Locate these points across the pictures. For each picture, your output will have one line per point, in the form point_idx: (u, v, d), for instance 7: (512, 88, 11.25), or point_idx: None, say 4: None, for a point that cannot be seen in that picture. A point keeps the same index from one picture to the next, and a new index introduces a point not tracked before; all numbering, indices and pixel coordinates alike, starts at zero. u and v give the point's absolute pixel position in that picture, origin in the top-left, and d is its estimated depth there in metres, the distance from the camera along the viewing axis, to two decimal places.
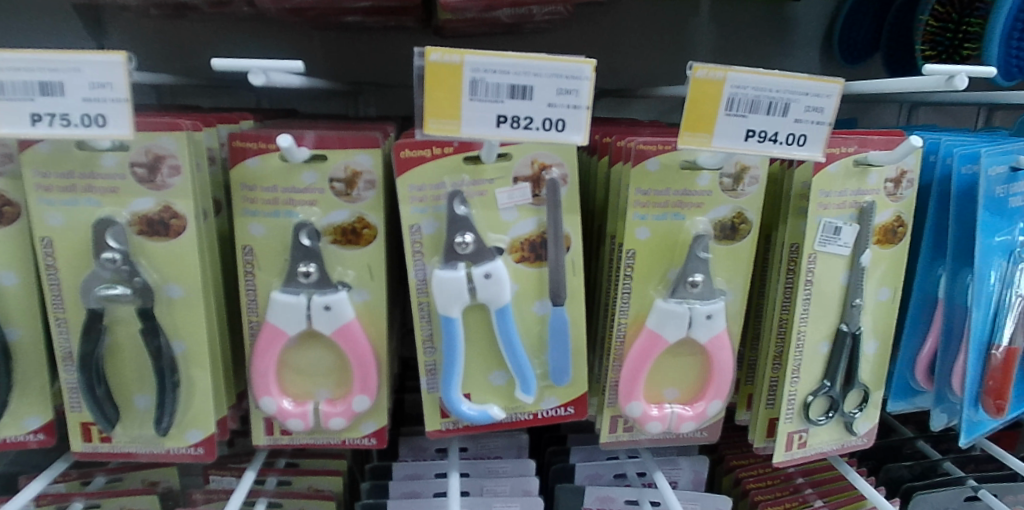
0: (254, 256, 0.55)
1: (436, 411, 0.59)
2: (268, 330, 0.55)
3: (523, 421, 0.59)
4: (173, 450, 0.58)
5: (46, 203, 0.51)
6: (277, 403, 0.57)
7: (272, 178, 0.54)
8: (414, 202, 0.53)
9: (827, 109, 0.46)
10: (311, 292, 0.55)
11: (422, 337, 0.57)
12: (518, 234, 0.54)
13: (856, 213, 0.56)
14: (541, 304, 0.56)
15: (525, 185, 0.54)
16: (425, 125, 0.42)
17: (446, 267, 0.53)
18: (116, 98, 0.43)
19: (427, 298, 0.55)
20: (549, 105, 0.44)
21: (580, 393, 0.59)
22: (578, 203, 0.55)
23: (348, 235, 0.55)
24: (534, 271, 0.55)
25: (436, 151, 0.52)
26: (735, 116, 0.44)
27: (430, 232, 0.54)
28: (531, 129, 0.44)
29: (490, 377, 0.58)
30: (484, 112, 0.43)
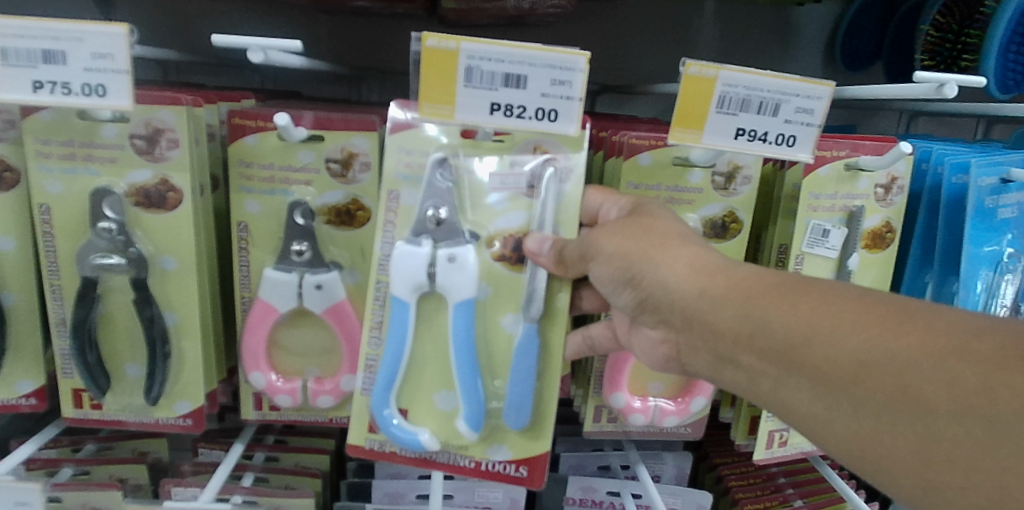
0: (249, 232, 0.56)
1: (363, 424, 0.54)
2: (259, 306, 0.56)
3: (463, 468, 0.55)
4: (162, 420, 0.58)
5: (46, 170, 0.52)
6: (266, 379, 0.57)
7: (270, 156, 0.54)
8: (401, 165, 0.51)
9: (817, 111, 0.46)
10: (303, 270, 0.56)
11: (370, 323, 0.53)
12: (503, 227, 0.53)
13: (844, 216, 0.57)
14: (513, 321, 0.53)
15: (521, 172, 0.52)
16: (420, 109, 0.44)
17: (412, 241, 0.51)
18: (115, 69, 0.44)
19: (384, 278, 0.53)
20: (542, 95, 0.44)
21: (538, 453, 0.54)
22: (578, 199, 0.52)
23: (341, 217, 0.56)
24: (513, 275, 0.53)
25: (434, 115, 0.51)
26: (725, 114, 0.45)
27: (407, 203, 0.52)
28: (523, 118, 0.44)
29: (438, 398, 0.55)
30: (478, 99, 0.43)
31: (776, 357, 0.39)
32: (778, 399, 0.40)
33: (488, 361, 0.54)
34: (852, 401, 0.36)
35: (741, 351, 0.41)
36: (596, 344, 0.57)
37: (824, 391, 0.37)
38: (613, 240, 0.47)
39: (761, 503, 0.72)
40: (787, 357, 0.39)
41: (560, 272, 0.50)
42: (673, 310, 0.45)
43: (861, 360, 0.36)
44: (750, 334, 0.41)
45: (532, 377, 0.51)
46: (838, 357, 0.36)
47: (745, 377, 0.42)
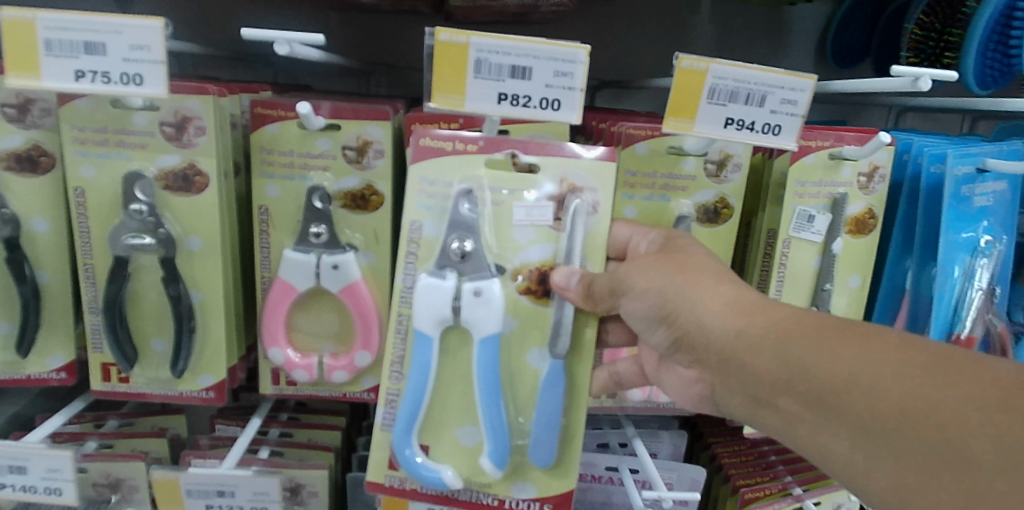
0: (269, 216, 0.60)
1: (383, 462, 0.57)
2: (278, 285, 0.59)
3: (485, 504, 0.58)
4: (186, 393, 0.62)
5: (81, 155, 0.56)
6: (285, 354, 0.60)
7: (290, 143, 0.58)
8: (423, 198, 0.55)
9: (801, 103, 0.50)
10: (320, 252, 0.59)
11: (392, 357, 0.56)
12: (528, 259, 0.56)
13: (829, 202, 0.61)
14: (537, 356, 0.57)
15: (548, 204, 0.55)
16: (433, 99, 0.47)
17: (436, 273, 0.55)
18: (152, 60, 0.47)
19: (407, 311, 0.56)
20: (546, 85, 0.48)
21: (564, 491, 0.57)
22: (604, 231, 0.56)
23: (357, 201, 0.60)
24: (539, 308, 0.56)
25: (458, 146, 0.55)
26: (716, 104, 0.49)
27: (429, 234, 0.55)
28: (529, 107, 0.48)
29: (461, 435, 0.58)
30: (486, 89, 0.47)
31: (802, 392, 0.43)
32: (802, 432, 0.44)
33: (513, 395, 0.58)
34: (878, 435, 0.39)
35: (779, 395, 0.44)
36: (622, 379, 0.64)
37: (854, 429, 0.40)
38: (646, 277, 0.51)
39: (752, 477, 0.75)
40: (829, 403, 0.41)
41: (589, 307, 0.53)
42: (697, 341, 0.48)
43: (903, 409, 0.38)
44: (774, 368, 0.44)
45: (559, 413, 0.54)
46: (879, 407, 0.39)
47: (782, 421, 0.45)
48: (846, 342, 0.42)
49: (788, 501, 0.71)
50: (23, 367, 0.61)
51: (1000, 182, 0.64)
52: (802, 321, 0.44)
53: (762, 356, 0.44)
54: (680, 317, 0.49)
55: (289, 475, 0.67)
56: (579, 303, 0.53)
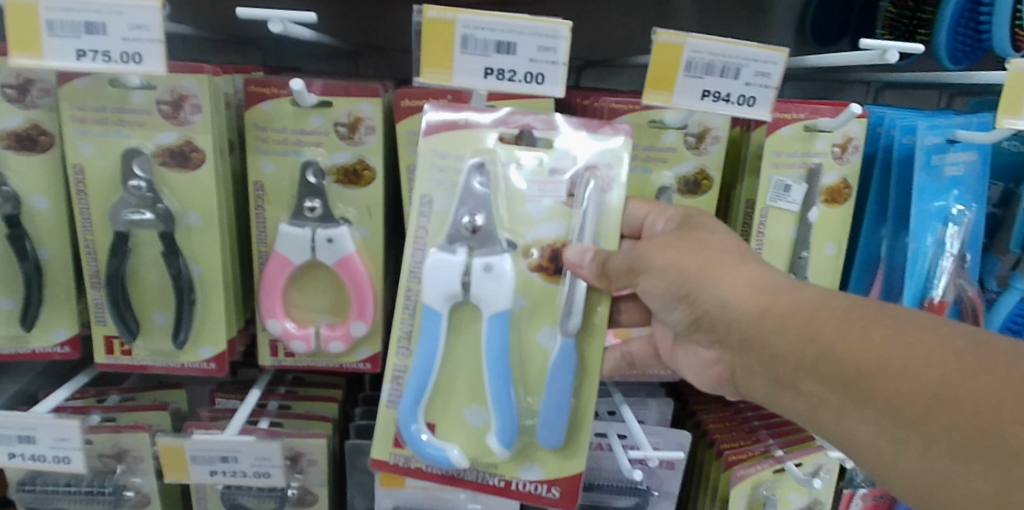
0: (265, 192, 0.62)
1: (389, 441, 0.59)
2: (275, 259, 0.61)
3: (491, 484, 0.60)
4: (186, 365, 0.64)
5: (80, 133, 0.57)
6: (282, 326, 0.62)
7: (283, 120, 0.60)
8: (434, 172, 0.56)
9: (774, 75, 0.52)
10: (315, 226, 0.61)
11: (399, 333, 0.58)
12: (541, 235, 0.58)
13: (805, 173, 0.63)
14: (547, 337, 0.58)
15: (561, 181, 0.57)
16: (422, 74, 0.49)
17: (447, 248, 0.56)
18: (150, 39, 0.49)
19: (415, 286, 0.57)
20: (530, 60, 0.49)
21: (572, 473, 0.59)
22: (619, 209, 0.57)
23: (349, 176, 0.61)
24: (550, 286, 0.58)
25: (471, 121, 0.57)
26: (693, 77, 0.50)
27: (439, 209, 0.57)
28: (515, 81, 0.49)
29: (468, 414, 0.60)
30: (473, 64, 0.49)
31: (826, 374, 0.45)
32: (825, 415, 0.47)
33: (522, 376, 0.59)
34: (909, 423, 0.41)
35: (802, 376, 0.47)
36: (635, 358, 0.68)
37: (883, 415, 0.43)
38: (664, 254, 0.53)
39: (737, 441, 0.77)
40: (852, 386, 0.44)
41: (602, 286, 0.55)
42: (719, 320, 0.52)
43: (936, 395, 0.40)
44: (798, 351, 0.47)
45: (567, 397, 0.55)
46: (914, 394, 0.41)
47: (804, 403, 0.48)
48: (874, 324, 0.44)
49: (770, 464, 0.74)
50: (28, 341, 0.63)
51: (971, 152, 0.66)
52: (824, 308, 0.47)
53: (786, 336, 0.48)
54: (700, 298, 0.52)
55: (292, 444, 0.68)
56: (591, 281, 0.54)
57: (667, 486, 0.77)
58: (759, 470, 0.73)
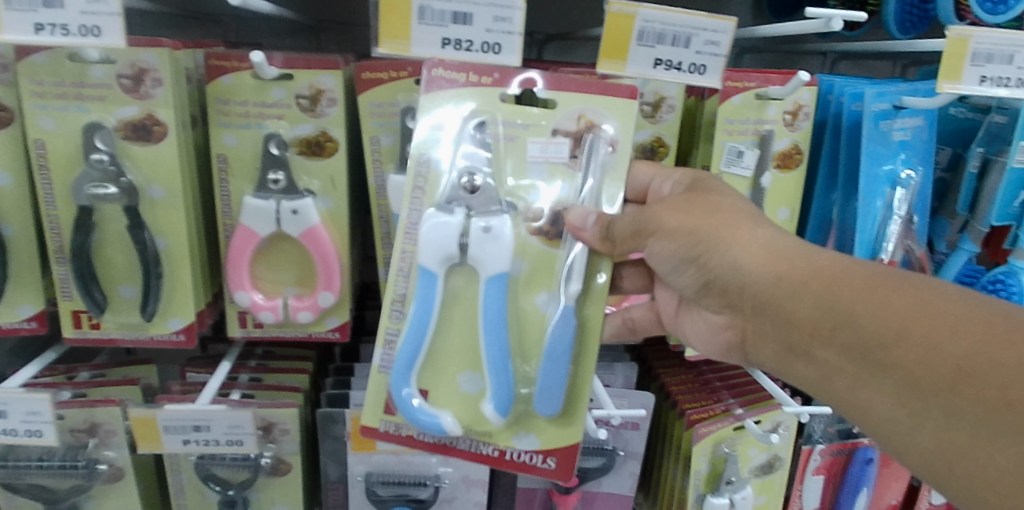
0: (228, 164, 0.58)
1: (379, 406, 0.53)
2: (241, 231, 0.58)
3: (487, 457, 0.54)
4: (156, 337, 0.61)
5: (39, 108, 0.54)
6: (250, 297, 0.59)
7: (245, 93, 0.56)
8: (431, 127, 0.51)
9: (723, 43, 0.48)
10: (279, 198, 0.58)
11: (393, 295, 0.52)
12: (544, 198, 0.52)
13: (757, 139, 0.60)
14: (546, 300, 0.53)
15: (564, 140, 0.51)
16: (380, 45, 0.45)
17: (444, 209, 0.51)
18: (109, 12, 0.45)
19: (411, 246, 0.51)
20: (486, 30, 0.46)
21: (571, 441, 0.53)
22: (624, 171, 0.52)
23: (312, 148, 0.58)
24: (548, 249, 0.53)
25: (472, 79, 0.51)
26: (645, 46, 0.47)
27: (436, 168, 0.51)
28: (471, 52, 0.46)
29: (462, 381, 0.54)
30: (431, 34, 0.45)
31: (845, 341, 0.43)
32: (840, 384, 0.44)
33: (521, 343, 0.53)
34: (929, 396, 0.38)
35: (823, 351, 0.44)
36: (637, 325, 0.65)
37: (901, 385, 0.40)
38: (675, 215, 0.50)
39: (697, 401, 0.73)
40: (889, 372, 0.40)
41: (606, 250, 0.50)
42: (732, 284, 0.49)
43: (962, 366, 0.37)
44: (816, 317, 0.44)
45: (568, 360, 0.50)
46: (936, 362, 0.38)
47: (817, 371, 0.46)
48: (894, 292, 0.41)
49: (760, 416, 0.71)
50: None
51: (917, 117, 0.63)
52: (846, 272, 0.44)
53: (803, 303, 0.45)
54: (712, 260, 0.49)
55: (262, 414, 0.64)
56: (595, 246, 0.50)
57: (633, 446, 0.71)
58: (721, 427, 0.69)
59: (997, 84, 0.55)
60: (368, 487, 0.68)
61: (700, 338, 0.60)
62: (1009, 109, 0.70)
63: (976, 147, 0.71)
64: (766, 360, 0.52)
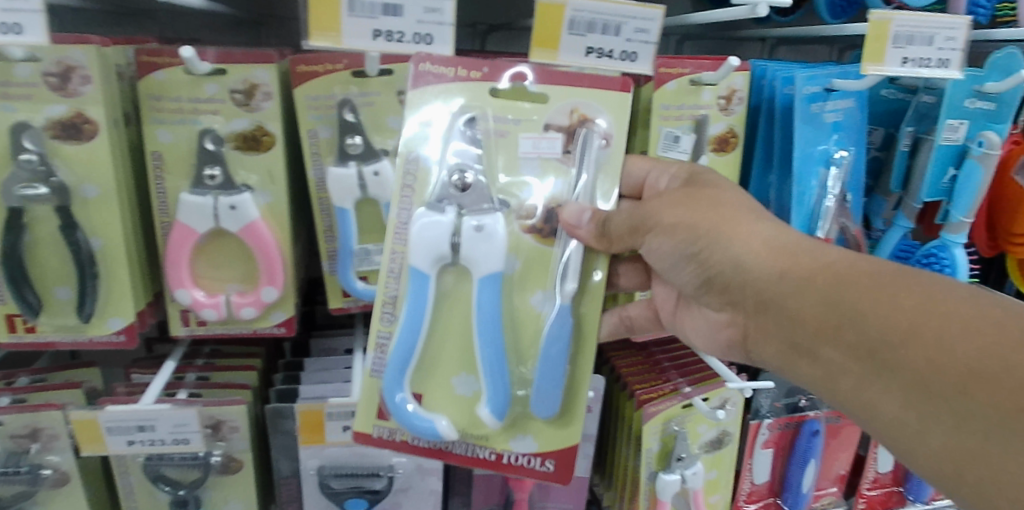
0: (163, 160, 0.62)
1: (372, 411, 0.57)
2: (178, 230, 0.62)
3: (483, 458, 0.58)
4: (96, 338, 0.63)
5: (7, 109, 0.57)
6: (190, 295, 0.63)
7: (178, 89, 0.60)
8: (419, 125, 0.55)
9: (652, 30, 0.55)
10: (217, 194, 0.61)
11: (383, 298, 0.56)
12: (536, 194, 0.57)
13: (693, 124, 0.66)
14: (541, 300, 0.57)
15: (556, 136, 0.56)
16: (311, 36, 0.50)
17: (435, 208, 0.55)
18: (30, 9, 0.48)
19: (401, 247, 0.56)
20: (417, 21, 0.52)
21: (569, 442, 0.58)
22: (617, 164, 0.57)
23: (249, 142, 0.62)
24: (543, 248, 0.57)
25: (460, 73, 0.56)
26: (576, 35, 0.54)
27: (425, 165, 0.56)
28: (402, 42, 0.52)
29: (457, 383, 0.59)
30: (360, 26, 0.51)
31: (850, 340, 0.46)
32: (845, 383, 0.48)
33: (515, 345, 0.58)
34: (936, 398, 0.42)
35: (824, 346, 0.48)
36: (634, 322, 0.70)
37: (908, 385, 0.43)
38: (672, 213, 0.56)
39: (653, 392, 0.75)
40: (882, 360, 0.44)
41: (601, 247, 0.55)
42: (733, 281, 0.54)
43: (971, 369, 0.40)
44: (822, 313, 0.48)
45: (564, 362, 0.54)
46: (946, 364, 0.41)
47: (822, 370, 0.50)
48: (905, 293, 0.45)
49: (674, 402, 0.73)
50: None
51: (847, 99, 0.71)
52: (854, 268, 0.48)
53: (807, 300, 0.49)
54: (713, 256, 0.54)
55: (209, 413, 0.67)
56: (591, 243, 0.55)
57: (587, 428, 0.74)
58: (670, 406, 0.73)
59: (922, 64, 0.63)
60: (321, 480, 0.72)
61: (701, 335, 0.65)
62: (990, 96, 0.77)
63: (906, 128, 0.80)
64: (769, 358, 0.56)
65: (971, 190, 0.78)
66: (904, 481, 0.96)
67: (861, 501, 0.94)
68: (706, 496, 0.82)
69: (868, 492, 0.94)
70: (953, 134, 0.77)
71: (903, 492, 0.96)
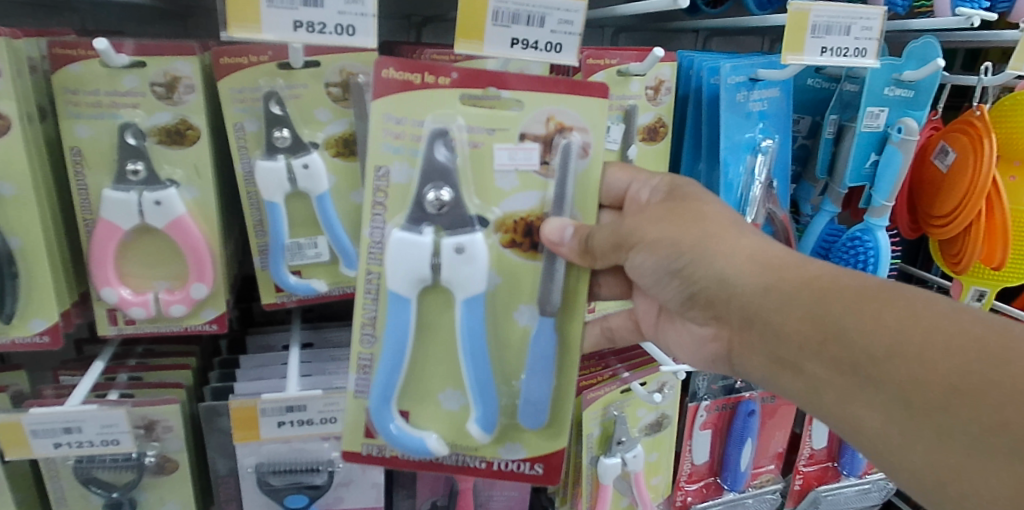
0: (83, 157, 0.51)
1: (359, 431, 0.50)
2: (99, 227, 0.51)
3: (474, 469, 0.52)
4: (17, 339, 0.53)
5: None
6: (117, 293, 0.53)
7: (96, 82, 0.49)
8: (388, 138, 0.46)
9: (577, 22, 0.48)
10: (141, 190, 0.51)
11: (363, 320, 0.49)
12: (512, 209, 0.49)
13: (620, 114, 0.60)
14: (526, 314, 0.50)
15: (533, 146, 0.47)
16: (228, 29, 0.42)
17: (410, 228, 0.47)
18: None
19: (378, 267, 0.48)
20: (339, 12, 0.44)
21: (553, 449, 0.52)
22: (596, 179, 0.49)
23: (172, 136, 0.52)
24: (527, 263, 0.50)
25: (427, 80, 0.46)
26: (501, 27, 0.46)
27: (399, 181, 0.47)
28: (324, 34, 0.44)
29: (443, 397, 0.51)
30: (281, 17, 0.43)
31: (834, 355, 0.40)
32: (830, 397, 0.41)
33: (499, 358, 0.51)
34: None
35: (806, 358, 0.42)
36: (615, 334, 0.64)
37: (892, 401, 0.37)
38: (654, 228, 0.49)
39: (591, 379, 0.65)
40: None
41: (585, 264, 0.48)
42: (775, 322, 0.43)
43: (955, 385, 0.34)
44: (808, 326, 0.41)
45: (550, 374, 0.49)
46: (927, 380, 0.35)
47: (806, 384, 0.43)
48: (887, 306, 0.39)
49: (612, 387, 0.65)
50: None
51: (772, 88, 0.64)
52: (839, 282, 0.42)
53: (792, 315, 0.42)
54: (697, 272, 0.47)
55: (139, 413, 0.54)
56: (572, 259, 0.48)
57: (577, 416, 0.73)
58: (610, 391, 0.65)
59: (838, 54, 0.57)
60: (259, 478, 0.57)
61: (685, 350, 0.56)
62: (909, 83, 0.69)
63: (829, 116, 0.70)
64: (754, 372, 0.48)
65: (892, 176, 0.69)
66: (837, 456, 0.84)
67: (798, 479, 0.82)
68: (647, 479, 0.72)
69: (804, 469, 0.82)
70: (874, 121, 0.69)
71: (838, 467, 0.85)
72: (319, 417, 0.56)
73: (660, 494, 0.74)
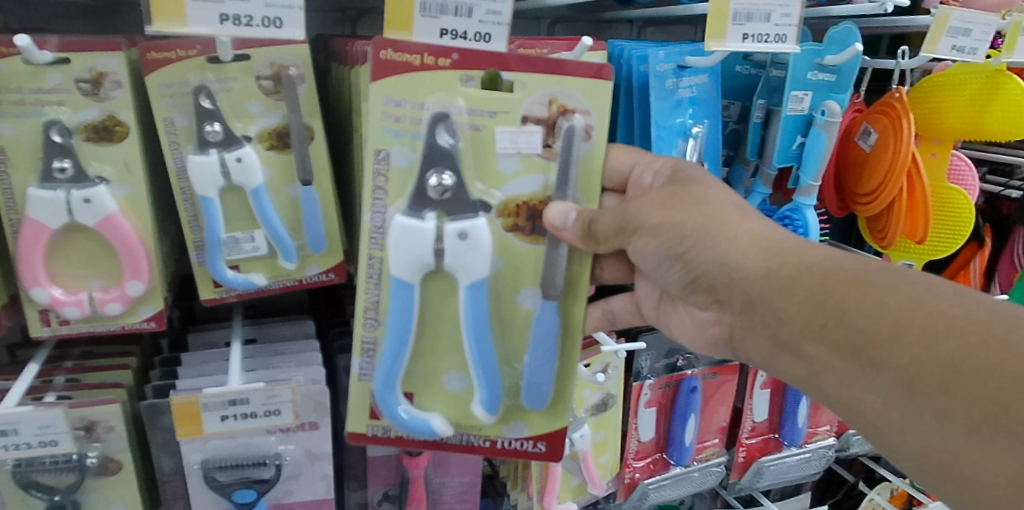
0: (5, 155, 0.47)
1: (364, 412, 0.50)
2: (26, 227, 0.48)
3: (477, 447, 0.51)
4: None
5: None
6: (49, 293, 0.49)
7: (17, 79, 0.46)
8: (388, 121, 0.45)
9: (505, 12, 0.48)
10: (68, 188, 0.48)
11: (365, 304, 0.48)
12: (515, 193, 0.47)
13: None
14: (530, 296, 0.49)
15: (536, 129, 0.46)
16: (154, 22, 0.42)
17: (412, 214, 0.45)
18: None
19: (380, 252, 0.47)
20: (266, 4, 0.44)
21: (557, 428, 0.51)
22: (599, 165, 0.48)
23: (99, 133, 0.48)
24: (530, 247, 0.48)
25: (428, 61, 0.44)
26: (429, 17, 0.47)
27: (400, 164, 0.46)
28: (252, 26, 0.44)
29: (446, 379, 0.51)
30: (205, 9, 0.43)
31: (836, 338, 0.39)
32: (830, 382, 0.40)
33: (502, 339, 0.50)
34: None
35: (806, 340, 0.40)
36: (617, 318, 0.60)
37: (894, 385, 0.36)
38: (658, 211, 0.47)
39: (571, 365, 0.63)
40: None
41: (588, 249, 0.46)
42: (797, 315, 0.41)
43: (957, 369, 0.33)
44: (810, 313, 0.40)
45: (553, 357, 0.48)
46: (928, 362, 0.34)
47: (806, 369, 0.41)
48: (890, 291, 0.37)
49: None
50: None
51: (701, 74, 0.63)
52: (841, 265, 0.40)
53: (794, 299, 0.41)
54: (699, 257, 0.46)
55: (78, 414, 0.51)
56: (575, 244, 0.46)
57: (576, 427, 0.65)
58: None
59: (758, 40, 0.56)
60: (205, 474, 0.56)
61: (688, 334, 0.54)
62: (832, 67, 0.69)
63: (756, 100, 0.70)
64: (752, 357, 0.47)
65: (817, 157, 0.68)
66: (779, 427, 0.83)
67: (741, 451, 0.83)
68: (594, 458, 0.71)
69: (745, 441, 0.82)
70: (799, 104, 0.68)
71: (779, 439, 0.84)
72: (263, 410, 0.54)
73: (608, 473, 0.72)
